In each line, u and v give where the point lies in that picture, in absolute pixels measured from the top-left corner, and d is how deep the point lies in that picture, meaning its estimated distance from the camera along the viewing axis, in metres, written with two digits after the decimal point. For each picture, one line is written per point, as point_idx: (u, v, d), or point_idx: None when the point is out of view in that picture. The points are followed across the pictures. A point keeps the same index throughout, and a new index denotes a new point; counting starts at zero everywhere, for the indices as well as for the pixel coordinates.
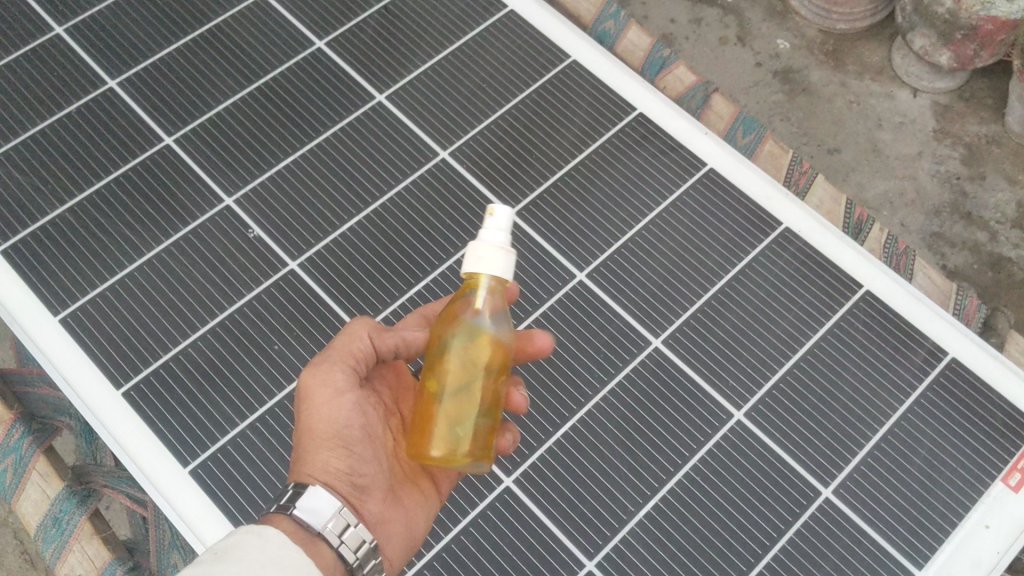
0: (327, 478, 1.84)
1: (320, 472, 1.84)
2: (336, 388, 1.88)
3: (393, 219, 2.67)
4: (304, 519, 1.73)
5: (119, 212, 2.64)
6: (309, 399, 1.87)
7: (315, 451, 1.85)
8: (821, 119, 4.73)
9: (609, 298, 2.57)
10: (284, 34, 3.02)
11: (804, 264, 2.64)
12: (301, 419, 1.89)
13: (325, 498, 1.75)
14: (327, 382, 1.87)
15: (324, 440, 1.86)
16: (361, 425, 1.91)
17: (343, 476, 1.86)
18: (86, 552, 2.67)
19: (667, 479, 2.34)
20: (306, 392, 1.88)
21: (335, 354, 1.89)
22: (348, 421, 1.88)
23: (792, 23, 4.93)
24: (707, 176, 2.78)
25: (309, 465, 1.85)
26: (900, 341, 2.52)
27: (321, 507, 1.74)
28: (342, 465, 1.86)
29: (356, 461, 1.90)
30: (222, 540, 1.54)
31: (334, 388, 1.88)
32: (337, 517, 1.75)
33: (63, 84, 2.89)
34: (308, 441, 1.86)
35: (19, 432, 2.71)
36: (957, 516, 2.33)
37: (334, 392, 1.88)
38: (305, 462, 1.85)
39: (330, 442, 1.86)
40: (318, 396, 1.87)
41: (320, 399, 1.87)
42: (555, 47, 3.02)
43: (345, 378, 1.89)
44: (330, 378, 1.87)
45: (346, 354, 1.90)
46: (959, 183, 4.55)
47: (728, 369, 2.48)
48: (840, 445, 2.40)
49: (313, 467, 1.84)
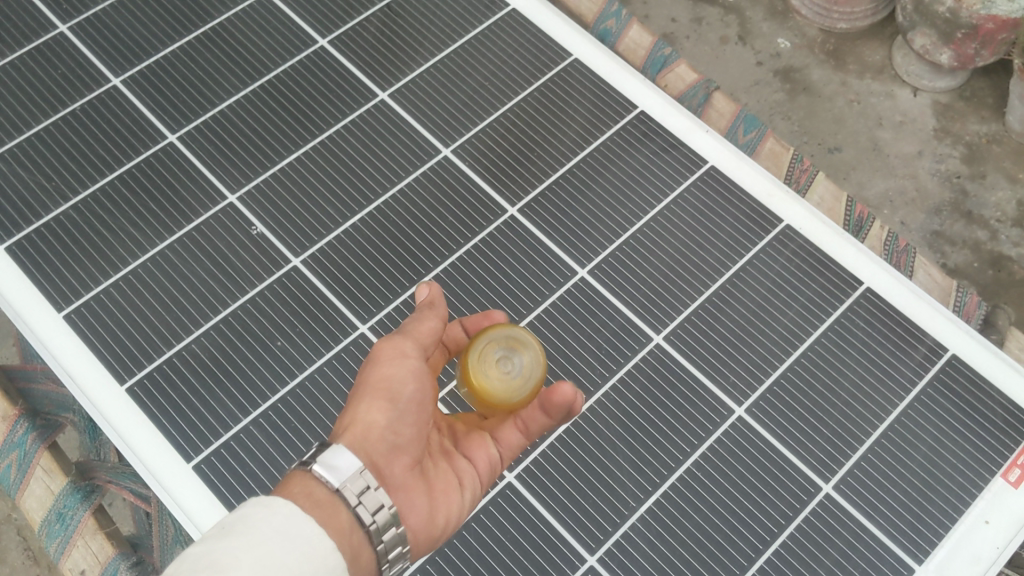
0: (364, 431, 1.64)
1: (363, 422, 1.65)
2: (400, 352, 1.75)
3: (396, 216, 2.68)
4: (324, 476, 1.50)
5: (123, 208, 2.65)
6: (376, 358, 1.75)
7: (360, 401, 1.69)
8: (821, 117, 4.74)
9: (610, 295, 2.58)
10: (287, 32, 3.03)
11: (804, 262, 2.65)
12: (358, 377, 1.75)
13: (347, 457, 1.53)
14: (394, 347, 1.75)
15: (372, 391, 1.70)
16: (416, 393, 1.73)
17: (379, 430, 1.65)
18: (90, 548, 2.66)
19: (669, 475, 2.36)
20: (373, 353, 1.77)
21: (412, 324, 1.80)
22: (403, 383, 1.72)
23: (793, 22, 4.95)
24: (708, 173, 2.79)
25: (350, 414, 1.68)
26: (901, 337, 2.53)
27: (342, 465, 1.52)
28: (383, 420, 1.67)
29: (402, 425, 1.69)
30: (234, 509, 1.33)
31: (396, 352, 1.75)
32: (359, 477, 1.52)
33: (66, 81, 2.90)
34: (356, 392, 1.72)
35: (23, 427, 2.77)
36: (957, 512, 2.34)
37: (399, 354, 1.74)
38: (347, 412, 1.69)
39: (381, 396, 1.69)
40: (385, 356, 1.74)
41: (382, 361, 1.74)
42: (557, 45, 3.03)
43: (413, 353, 1.76)
44: (394, 342, 1.76)
45: (420, 328, 1.80)
46: (960, 182, 4.57)
47: (729, 366, 2.49)
48: (840, 441, 2.41)
49: (352, 417, 1.67)
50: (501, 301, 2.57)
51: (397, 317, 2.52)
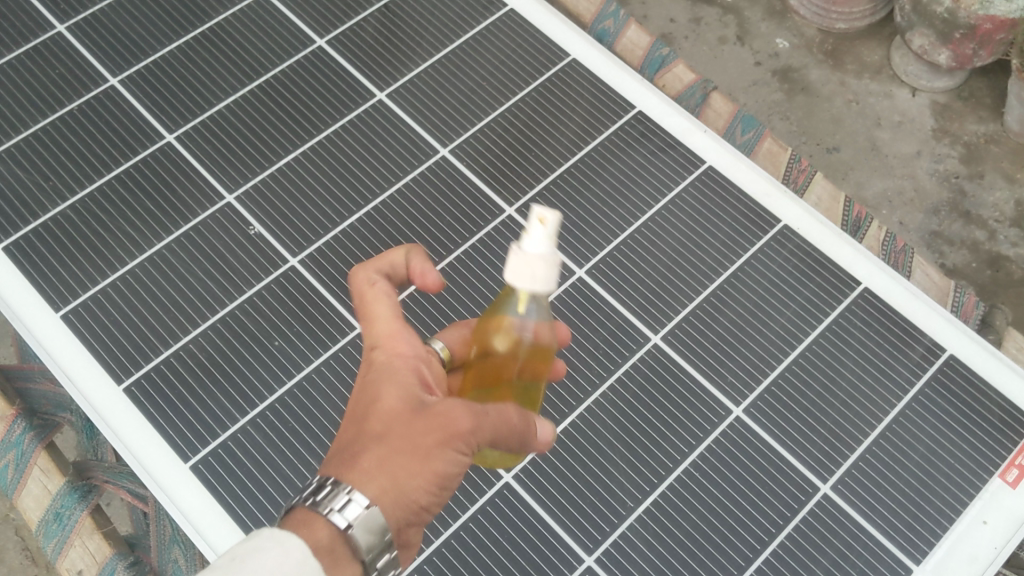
0: (402, 509, 1.58)
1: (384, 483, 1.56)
2: (470, 446, 1.64)
3: (394, 216, 2.68)
4: (354, 541, 1.48)
5: (121, 208, 2.65)
6: (444, 432, 1.61)
7: (411, 477, 1.59)
8: (820, 117, 4.74)
9: (607, 294, 2.58)
10: (285, 32, 3.03)
11: (802, 262, 2.65)
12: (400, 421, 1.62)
13: (377, 522, 1.51)
14: (470, 439, 1.63)
15: (426, 474, 1.60)
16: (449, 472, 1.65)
17: (413, 510, 1.61)
18: (86, 547, 2.65)
19: (666, 475, 2.36)
20: (441, 421, 1.61)
21: (495, 419, 1.66)
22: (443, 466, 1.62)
23: (791, 23, 4.95)
24: (706, 173, 2.79)
25: (394, 483, 1.57)
26: (898, 337, 2.53)
27: (372, 530, 1.50)
28: (420, 500, 1.61)
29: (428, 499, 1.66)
30: (241, 545, 1.36)
31: (466, 446, 1.63)
32: (383, 547, 1.53)
33: (64, 81, 2.90)
34: (412, 461, 1.59)
35: (21, 427, 2.75)
36: (955, 512, 2.33)
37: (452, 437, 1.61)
38: (391, 476, 1.57)
39: (431, 480, 1.61)
40: (437, 425, 1.61)
41: (454, 448, 1.61)
42: (555, 45, 3.03)
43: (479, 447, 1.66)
44: (472, 434, 1.63)
45: (501, 428, 1.67)
46: (958, 182, 4.56)
47: (727, 366, 2.49)
48: (838, 441, 2.41)
49: (395, 486, 1.57)
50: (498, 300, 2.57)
51: None
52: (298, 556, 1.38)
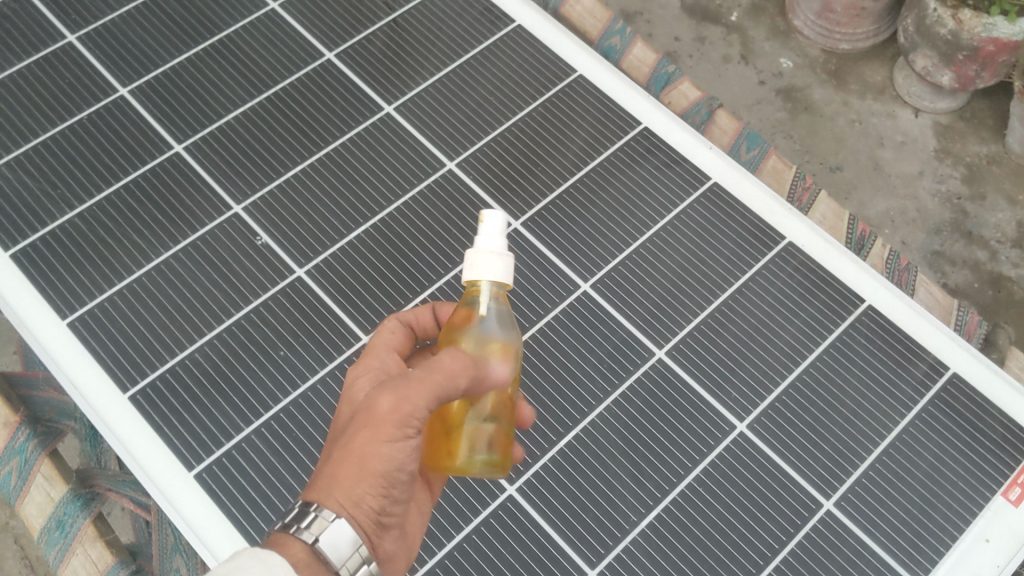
0: (357, 517, 1.59)
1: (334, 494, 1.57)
2: (409, 430, 1.60)
3: (401, 228, 2.70)
4: (327, 554, 1.51)
5: (128, 217, 2.66)
6: (370, 427, 1.58)
7: (358, 482, 1.58)
8: (822, 136, 4.77)
9: (612, 309, 2.59)
10: (294, 45, 3.05)
11: (807, 279, 2.66)
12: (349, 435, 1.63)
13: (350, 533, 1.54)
14: (400, 421, 1.58)
15: (372, 475, 1.59)
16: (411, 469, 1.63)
17: (372, 514, 1.61)
18: (88, 555, 2.67)
19: (669, 490, 2.36)
20: (370, 418, 1.59)
21: (424, 384, 1.58)
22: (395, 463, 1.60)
23: (795, 42, 4.98)
24: (711, 190, 2.80)
25: (345, 492, 1.57)
26: (902, 355, 2.54)
27: (346, 543, 1.53)
28: (375, 503, 1.61)
29: (391, 502, 1.66)
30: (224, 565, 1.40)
31: (404, 428, 1.59)
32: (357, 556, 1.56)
33: (74, 91, 2.92)
34: (355, 468, 1.58)
35: (24, 434, 2.74)
36: (957, 530, 2.34)
37: (385, 431, 1.58)
38: (340, 486, 1.58)
39: (376, 480, 1.59)
40: (370, 426, 1.59)
41: (388, 436, 1.58)
42: (562, 60, 3.05)
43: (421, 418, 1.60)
44: (404, 413, 1.58)
45: (439, 385, 1.59)
46: (960, 203, 4.58)
47: (730, 381, 2.50)
48: (841, 458, 2.42)
49: (348, 495, 1.57)
50: None
51: None
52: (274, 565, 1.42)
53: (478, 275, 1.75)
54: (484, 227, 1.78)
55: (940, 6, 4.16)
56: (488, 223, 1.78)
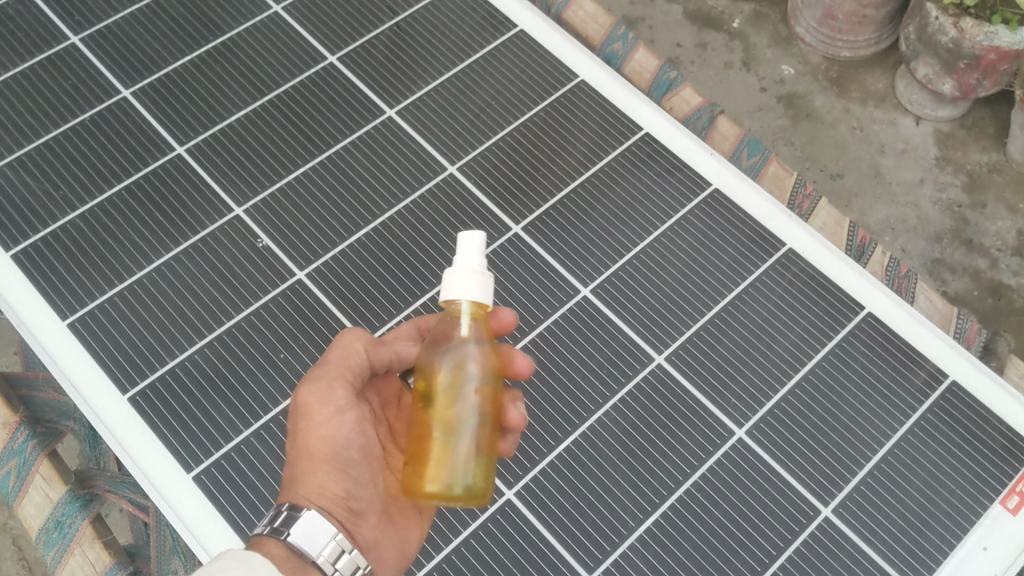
0: (319, 501, 1.79)
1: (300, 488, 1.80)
2: (337, 406, 1.87)
3: (401, 232, 2.70)
4: (301, 546, 1.69)
5: (130, 219, 2.67)
6: (321, 413, 1.85)
7: (307, 470, 1.81)
8: (824, 143, 4.77)
9: (612, 314, 2.59)
10: (297, 49, 3.06)
11: (807, 286, 2.66)
12: (298, 436, 1.86)
13: (321, 523, 1.71)
14: (327, 399, 1.86)
15: (317, 458, 1.82)
16: (358, 445, 1.89)
17: (332, 494, 1.82)
18: (86, 556, 2.67)
19: (667, 496, 2.36)
20: (303, 410, 1.85)
21: (333, 360, 1.92)
22: (343, 442, 1.86)
23: (797, 49, 4.99)
24: (712, 196, 2.81)
25: (299, 482, 1.80)
26: (901, 362, 2.54)
27: (317, 533, 1.70)
28: (332, 484, 1.83)
29: (348, 482, 1.86)
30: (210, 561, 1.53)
31: (334, 407, 1.86)
32: (334, 543, 1.72)
33: (77, 92, 2.93)
34: (300, 458, 1.83)
35: (24, 434, 2.75)
36: (956, 538, 2.34)
37: (329, 413, 1.86)
38: (295, 480, 1.81)
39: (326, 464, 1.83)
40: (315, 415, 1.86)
41: (323, 416, 1.85)
42: (564, 66, 3.06)
43: (344, 393, 1.88)
44: (329, 395, 1.87)
45: (340, 360, 1.92)
46: (960, 211, 4.59)
47: (730, 387, 2.50)
48: (840, 465, 2.42)
49: (305, 483, 1.80)
50: None
51: None
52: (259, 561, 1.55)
53: (458, 293, 1.81)
54: (466, 246, 1.84)
55: (942, 14, 4.15)
56: (468, 242, 1.84)
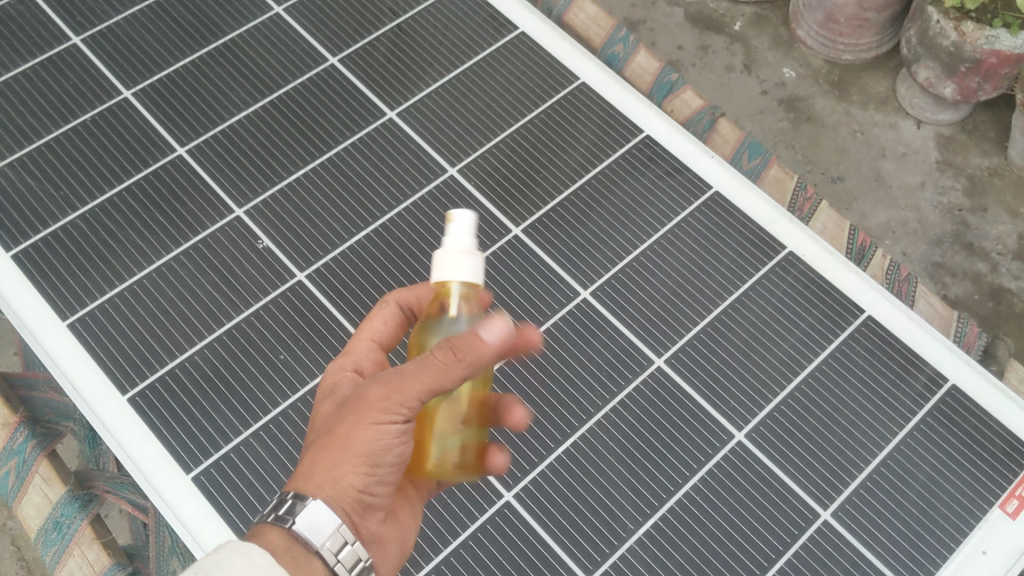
0: (337, 500, 1.66)
1: (326, 486, 1.65)
2: (395, 413, 1.65)
3: (401, 234, 2.70)
4: (304, 535, 1.60)
5: (130, 220, 2.67)
6: (377, 413, 1.64)
7: (336, 464, 1.66)
8: (825, 146, 4.77)
9: (612, 316, 2.59)
10: (298, 50, 3.06)
11: (807, 289, 2.66)
12: (342, 427, 1.67)
13: (327, 513, 1.62)
14: (386, 404, 1.63)
15: (353, 457, 1.65)
16: (399, 453, 1.70)
17: (354, 495, 1.68)
18: (86, 556, 2.66)
19: (666, 499, 2.36)
20: (360, 403, 1.66)
21: (422, 372, 1.59)
22: (385, 449, 1.67)
23: (798, 52, 4.99)
24: (712, 199, 2.80)
25: (325, 475, 1.66)
26: (900, 366, 2.54)
27: (322, 523, 1.61)
28: (360, 485, 1.68)
29: (376, 483, 1.71)
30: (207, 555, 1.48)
31: (388, 412, 1.64)
32: (338, 535, 1.62)
33: (78, 92, 2.93)
34: (334, 449, 1.67)
35: (23, 434, 2.76)
36: (955, 541, 2.33)
37: (384, 417, 1.64)
38: (321, 471, 1.66)
39: (360, 466, 1.66)
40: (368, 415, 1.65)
41: (372, 420, 1.64)
42: (565, 69, 3.06)
43: (411, 402, 1.65)
44: (388, 398, 1.64)
45: (431, 378, 1.59)
46: (961, 215, 4.59)
47: (729, 391, 2.50)
48: (839, 468, 2.42)
49: (327, 477, 1.66)
50: (504, 319, 2.58)
51: None
52: (254, 550, 1.50)
53: (448, 275, 1.70)
54: (453, 227, 1.72)
55: (943, 18, 4.15)
56: (456, 223, 1.73)
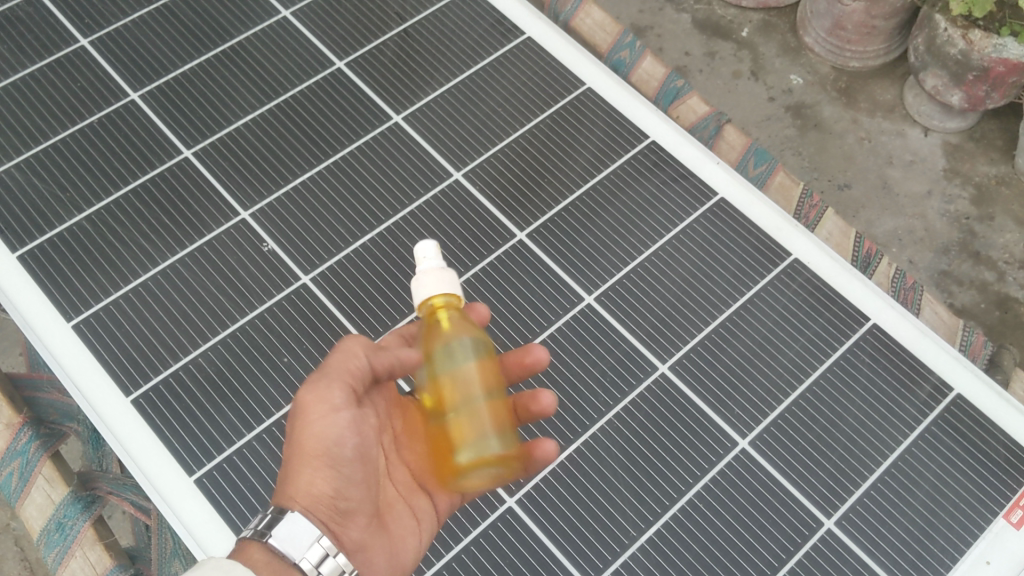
0: (313, 507, 1.71)
1: (307, 491, 1.71)
2: (333, 404, 1.76)
3: (406, 238, 2.70)
4: (283, 549, 1.62)
5: (135, 222, 2.67)
6: (316, 413, 1.75)
7: (300, 470, 1.73)
8: (832, 153, 4.76)
9: (616, 322, 2.59)
10: (305, 54, 3.07)
11: (812, 296, 2.65)
12: (291, 435, 1.76)
13: (305, 525, 1.64)
14: (324, 397, 1.75)
15: (312, 458, 1.73)
16: (353, 443, 1.78)
17: (327, 502, 1.74)
18: (88, 558, 2.66)
19: (670, 506, 2.35)
20: (299, 411, 1.76)
21: (342, 356, 1.80)
22: (338, 439, 1.76)
23: (806, 59, 4.99)
24: (718, 206, 2.80)
25: (294, 485, 1.72)
26: (905, 374, 2.53)
27: (301, 536, 1.63)
28: (329, 490, 1.74)
29: (343, 485, 1.77)
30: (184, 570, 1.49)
31: (330, 405, 1.76)
32: (318, 547, 1.64)
33: (85, 94, 2.94)
34: (296, 459, 1.74)
35: (27, 435, 2.76)
36: (958, 551, 2.32)
37: (327, 411, 1.75)
38: (291, 484, 1.72)
39: (320, 465, 1.73)
40: (312, 415, 1.75)
41: (319, 415, 1.75)
42: (571, 74, 3.06)
43: (344, 393, 1.77)
44: (325, 395, 1.76)
45: (343, 364, 1.79)
46: (968, 223, 4.58)
47: (733, 399, 2.49)
48: (843, 476, 2.41)
49: (296, 488, 1.72)
50: (508, 325, 2.58)
51: None
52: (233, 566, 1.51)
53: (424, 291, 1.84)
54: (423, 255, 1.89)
55: (951, 25, 4.13)
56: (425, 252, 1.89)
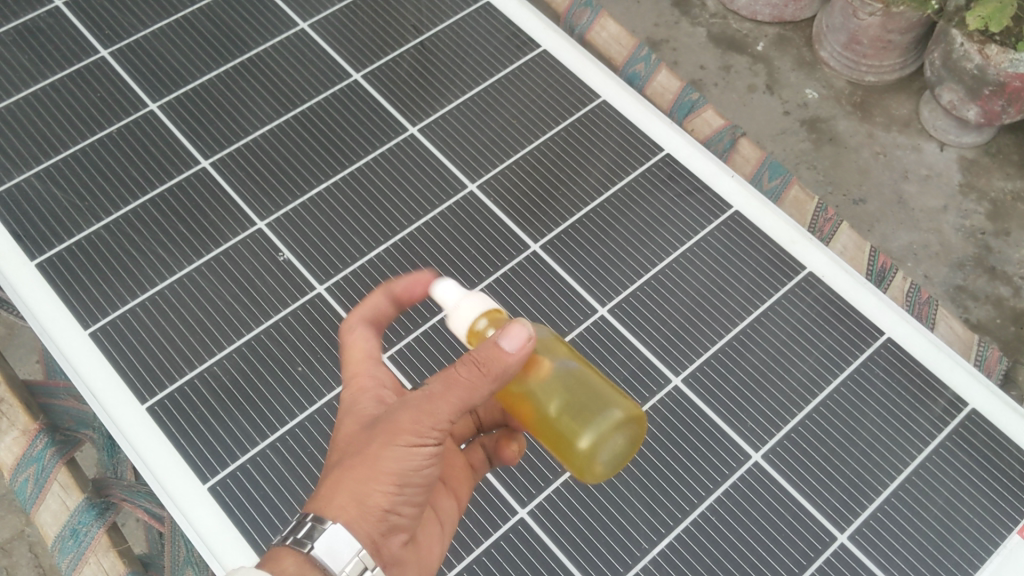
0: (362, 520, 1.66)
1: (362, 506, 1.66)
2: (426, 438, 1.68)
3: (421, 248, 2.71)
4: (322, 560, 1.57)
5: (153, 231, 2.70)
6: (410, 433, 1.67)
7: (362, 483, 1.67)
8: (848, 168, 4.75)
9: (629, 334, 2.60)
10: (323, 66, 3.10)
11: (826, 310, 2.64)
12: (370, 447, 1.69)
13: (344, 538, 1.60)
14: (419, 429, 1.67)
15: (380, 478, 1.67)
16: (426, 474, 1.72)
17: (379, 516, 1.68)
18: (101, 564, 2.69)
19: (682, 519, 2.34)
20: (391, 425, 1.68)
21: (450, 395, 1.65)
22: (415, 468, 1.69)
23: (821, 73, 4.99)
24: (732, 219, 2.79)
25: (349, 495, 1.66)
26: (920, 389, 2.52)
27: (340, 549, 1.59)
28: (385, 506, 1.69)
29: (401, 503, 1.72)
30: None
31: (422, 435, 1.67)
32: (358, 561, 1.59)
33: (105, 103, 2.97)
34: (363, 470, 1.67)
35: (43, 442, 2.78)
36: (971, 567, 2.31)
37: (417, 439, 1.67)
38: (346, 492, 1.66)
39: (387, 482, 1.67)
40: (400, 436, 1.67)
41: (403, 442, 1.67)
42: (585, 86, 3.07)
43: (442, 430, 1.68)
44: (421, 426, 1.67)
45: (462, 402, 1.66)
46: (984, 238, 4.56)
47: (746, 411, 2.49)
48: (858, 491, 2.39)
49: (352, 500, 1.66)
50: None
51: (416, 348, 2.56)
52: None
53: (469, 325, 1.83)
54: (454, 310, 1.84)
55: (968, 41, 4.13)
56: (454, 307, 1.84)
